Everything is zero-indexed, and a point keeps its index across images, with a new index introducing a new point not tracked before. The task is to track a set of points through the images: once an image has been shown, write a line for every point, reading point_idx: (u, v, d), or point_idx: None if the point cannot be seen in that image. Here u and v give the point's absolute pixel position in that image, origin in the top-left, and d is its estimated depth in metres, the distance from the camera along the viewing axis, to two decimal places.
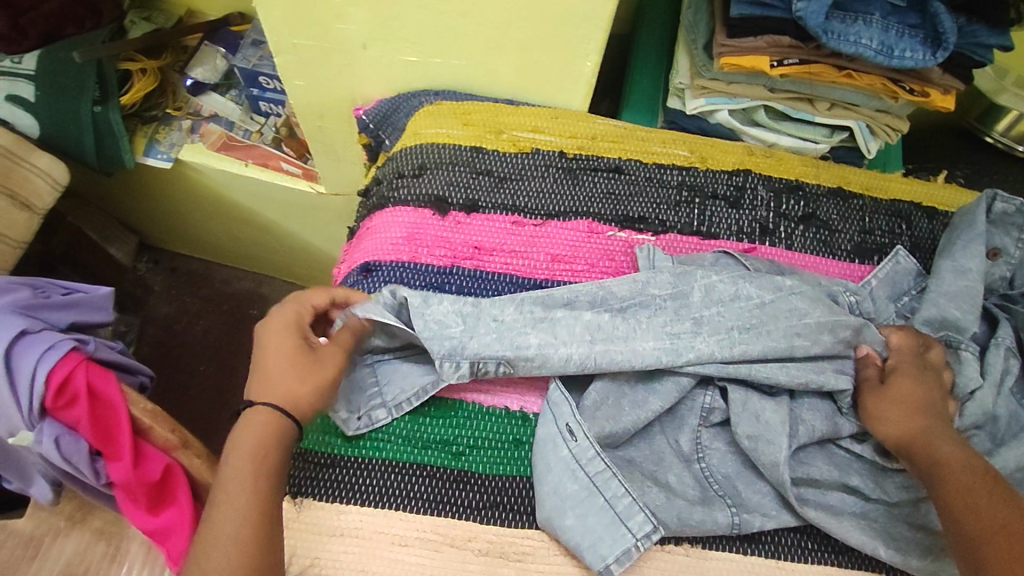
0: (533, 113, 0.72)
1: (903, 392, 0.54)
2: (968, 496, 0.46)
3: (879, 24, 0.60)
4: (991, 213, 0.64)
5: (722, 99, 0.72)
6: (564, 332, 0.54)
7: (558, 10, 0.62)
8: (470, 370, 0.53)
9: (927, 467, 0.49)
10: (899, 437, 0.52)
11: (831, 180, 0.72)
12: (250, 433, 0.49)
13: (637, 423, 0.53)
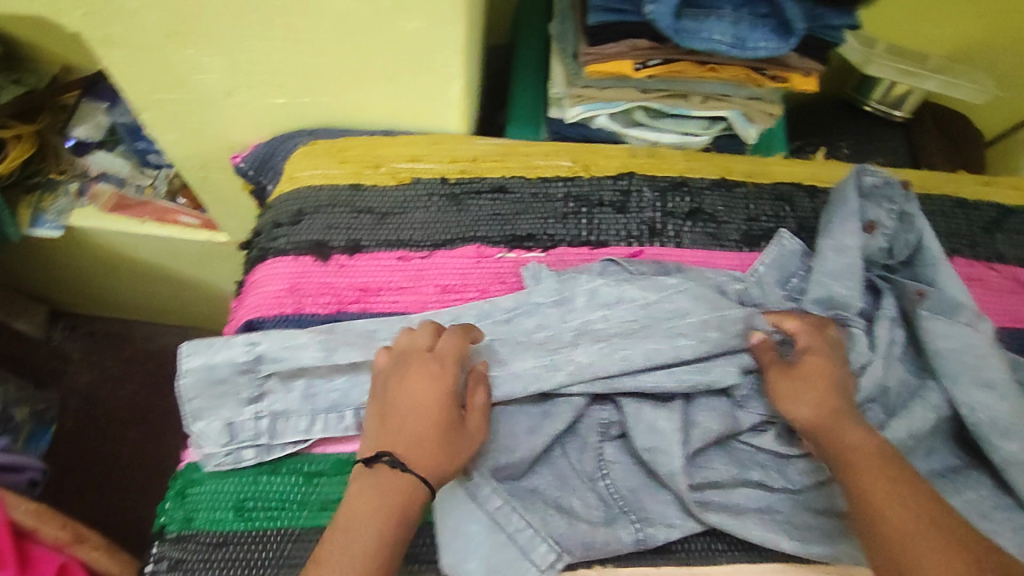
0: (411, 141, 0.71)
1: (805, 375, 0.53)
2: (858, 476, 0.48)
3: (729, 18, 0.59)
4: (866, 186, 0.65)
5: (599, 104, 0.72)
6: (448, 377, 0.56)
7: (412, 39, 0.60)
8: (354, 420, 0.55)
9: (825, 447, 0.50)
10: (808, 420, 0.52)
11: (713, 173, 0.73)
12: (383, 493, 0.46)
13: (535, 450, 0.53)
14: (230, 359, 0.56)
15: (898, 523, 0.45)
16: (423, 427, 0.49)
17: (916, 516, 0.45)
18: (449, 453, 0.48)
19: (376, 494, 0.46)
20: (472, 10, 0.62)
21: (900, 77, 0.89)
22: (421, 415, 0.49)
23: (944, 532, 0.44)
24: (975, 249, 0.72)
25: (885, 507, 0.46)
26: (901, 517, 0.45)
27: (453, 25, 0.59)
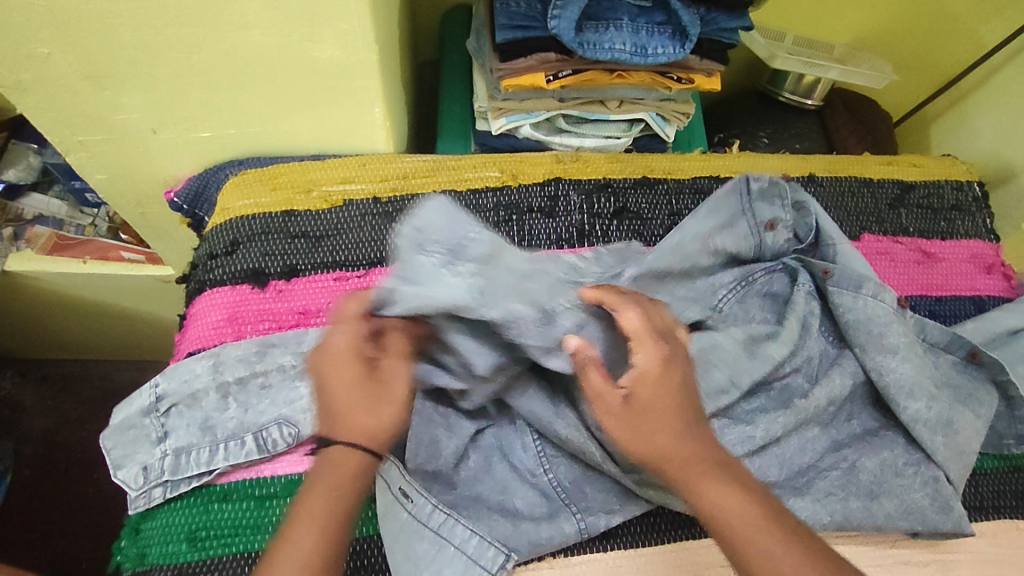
0: (340, 163, 0.72)
1: (643, 403, 0.47)
2: (714, 502, 0.46)
3: (629, 28, 0.63)
4: (751, 190, 0.65)
5: (520, 114, 0.75)
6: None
7: (328, 67, 0.62)
8: (257, 443, 0.56)
9: (678, 476, 0.46)
10: (650, 453, 0.46)
11: (637, 172, 0.76)
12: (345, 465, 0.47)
13: (459, 449, 0.55)
14: (136, 404, 0.57)
15: (767, 556, 0.44)
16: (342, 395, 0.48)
17: (774, 541, 0.45)
18: (361, 409, 0.47)
19: (331, 476, 0.46)
20: (385, 35, 0.64)
21: (803, 67, 0.92)
22: (338, 389, 0.48)
23: (809, 541, 0.46)
24: (882, 224, 0.77)
25: (750, 541, 0.45)
26: (766, 548, 0.45)
27: (366, 51, 0.61)
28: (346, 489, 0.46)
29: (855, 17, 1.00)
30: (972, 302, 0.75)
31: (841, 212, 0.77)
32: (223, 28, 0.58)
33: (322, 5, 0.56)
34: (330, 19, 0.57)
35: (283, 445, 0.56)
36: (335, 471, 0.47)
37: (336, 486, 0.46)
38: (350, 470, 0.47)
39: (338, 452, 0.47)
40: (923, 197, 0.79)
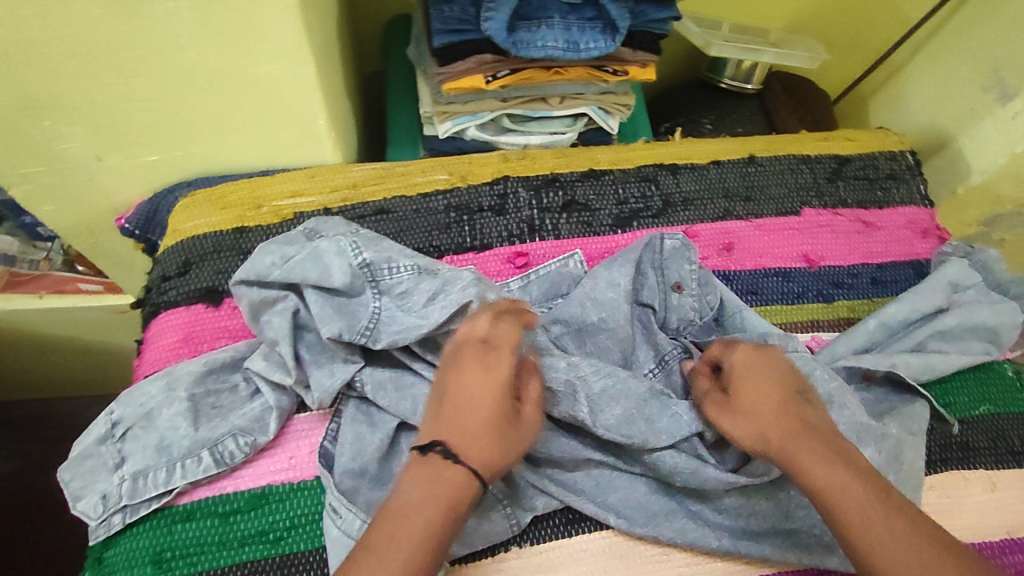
0: (289, 177, 0.73)
1: (744, 394, 0.56)
2: (813, 479, 0.51)
3: (560, 25, 0.64)
4: (663, 249, 0.69)
5: (465, 117, 0.76)
6: (324, 373, 0.59)
7: (267, 82, 0.63)
8: (214, 458, 0.56)
9: (780, 458, 0.53)
10: (749, 431, 0.54)
11: (582, 165, 0.78)
12: (444, 488, 0.48)
13: (383, 442, 0.58)
14: (91, 434, 0.56)
15: (885, 531, 0.47)
16: (468, 426, 0.51)
17: (894, 521, 0.47)
18: (497, 448, 0.51)
19: (435, 488, 0.48)
20: (322, 47, 0.64)
21: (745, 57, 0.93)
22: (485, 413, 0.51)
23: (933, 539, 0.46)
24: (822, 198, 0.80)
25: (867, 521, 0.48)
26: (880, 526, 0.47)
27: (303, 64, 0.62)
28: (440, 493, 0.47)
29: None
30: (910, 268, 0.78)
31: (783, 188, 0.80)
32: (157, 50, 0.58)
33: (253, 19, 0.57)
34: (263, 35, 0.58)
35: (239, 455, 0.57)
36: (444, 490, 0.48)
37: (445, 504, 0.47)
38: (460, 493, 0.48)
39: (452, 470, 0.49)
40: (859, 169, 0.82)
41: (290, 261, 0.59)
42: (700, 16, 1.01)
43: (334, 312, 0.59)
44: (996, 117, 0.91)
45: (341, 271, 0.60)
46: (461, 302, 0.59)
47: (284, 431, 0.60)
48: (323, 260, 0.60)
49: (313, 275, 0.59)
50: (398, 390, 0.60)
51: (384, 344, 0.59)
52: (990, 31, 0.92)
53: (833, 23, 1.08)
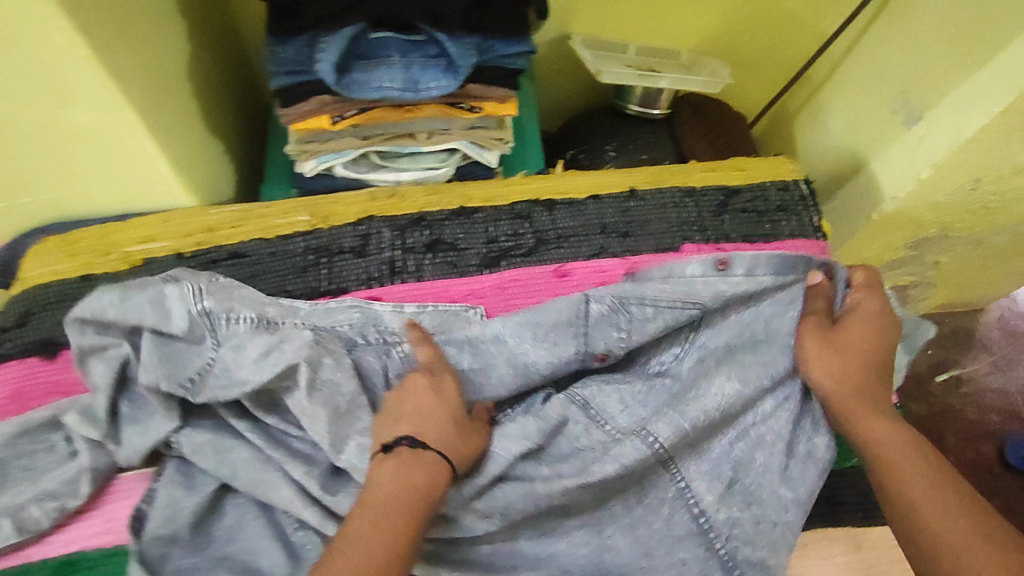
0: (145, 221, 0.70)
1: (841, 334, 0.61)
2: (868, 431, 0.57)
3: (399, 65, 0.61)
4: None
5: (328, 156, 0.73)
6: (137, 428, 0.59)
7: (87, 129, 0.58)
8: (15, 526, 0.55)
9: (838, 409, 0.59)
10: (826, 380, 0.59)
11: (454, 202, 0.75)
12: (416, 468, 0.51)
13: (197, 506, 0.60)
14: None
15: (911, 478, 0.53)
16: (441, 412, 0.56)
17: (920, 475, 0.53)
18: (463, 440, 0.56)
19: (406, 474, 0.51)
20: (153, 93, 0.61)
21: (639, 81, 0.91)
22: (435, 412, 0.56)
23: (951, 486, 0.52)
24: (704, 232, 0.77)
25: (898, 467, 0.54)
26: (916, 478, 0.53)
27: (124, 115, 0.58)
28: (407, 477, 0.51)
29: (700, 17, 0.98)
30: None
31: (665, 223, 0.77)
32: None
33: (55, 75, 0.53)
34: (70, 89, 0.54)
35: (48, 519, 0.57)
36: (417, 472, 0.51)
37: (413, 492, 0.50)
38: (423, 485, 0.51)
39: (407, 465, 0.51)
40: (748, 201, 0.79)
41: (130, 300, 0.57)
42: (606, 37, 0.97)
43: (158, 361, 0.58)
44: (903, 142, 0.87)
45: (178, 317, 0.58)
46: (290, 361, 0.57)
47: (104, 491, 0.60)
48: (163, 303, 0.58)
49: (146, 321, 0.57)
50: (219, 452, 0.59)
51: (205, 399, 0.58)
52: (898, 50, 0.88)
53: (750, 40, 1.04)
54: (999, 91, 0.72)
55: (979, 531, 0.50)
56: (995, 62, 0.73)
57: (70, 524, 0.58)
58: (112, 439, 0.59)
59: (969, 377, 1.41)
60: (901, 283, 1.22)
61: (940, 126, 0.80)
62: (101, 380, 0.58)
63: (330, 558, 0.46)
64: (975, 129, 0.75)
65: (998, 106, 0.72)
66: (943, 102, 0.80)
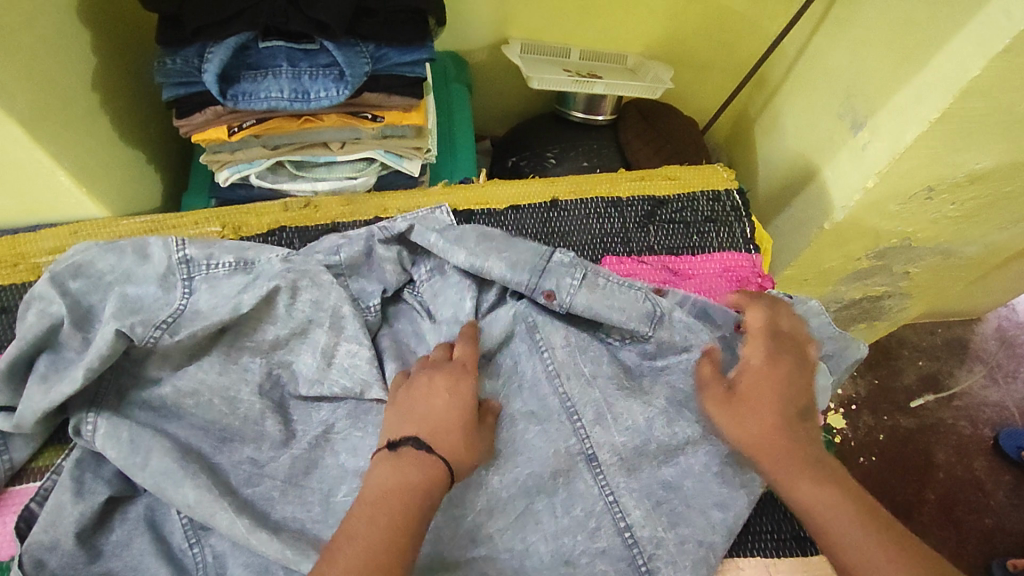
0: (53, 231, 0.70)
1: (749, 395, 0.58)
2: (796, 492, 0.53)
3: (287, 74, 0.62)
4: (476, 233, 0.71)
5: (242, 164, 0.71)
6: (40, 389, 0.56)
7: None
8: None
9: (771, 473, 0.55)
10: (747, 441, 0.56)
11: (369, 212, 0.74)
12: (416, 471, 0.50)
13: (84, 516, 0.54)
14: None
15: (842, 532, 0.51)
16: (449, 422, 0.54)
17: (855, 526, 0.50)
18: (466, 445, 0.55)
19: (399, 473, 0.50)
20: (43, 106, 0.59)
21: (576, 87, 0.89)
22: (438, 414, 0.54)
23: (883, 528, 0.50)
24: (627, 244, 0.75)
25: (832, 524, 0.51)
26: (847, 532, 0.50)
27: (6, 126, 0.56)
28: (409, 492, 0.49)
29: (643, 21, 0.96)
30: None
31: (586, 234, 0.75)
32: None
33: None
34: None
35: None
36: (417, 472, 0.50)
37: (405, 491, 0.49)
38: (430, 473, 0.51)
39: (410, 456, 0.51)
40: (675, 211, 0.77)
41: (114, 243, 0.61)
42: (546, 44, 0.96)
43: (128, 311, 0.57)
44: (849, 149, 0.82)
45: (159, 258, 0.60)
46: (269, 288, 0.59)
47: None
48: (146, 251, 0.61)
49: (125, 266, 0.60)
50: (130, 442, 0.55)
51: (183, 337, 0.57)
52: (845, 53, 0.84)
53: (702, 42, 1.01)
54: (935, 98, 0.67)
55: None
56: (930, 66, 0.68)
57: None
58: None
59: (962, 391, 1.33)
60: (875, 293, 1.07)
61: (881, 134, 0.75)
62: (31, 335, 0.57)
63: (336, 547, 0.45)
64: (913, 137, 0.70)
65: (934, 113, 0.68)
66: (884, 108, 0.75)
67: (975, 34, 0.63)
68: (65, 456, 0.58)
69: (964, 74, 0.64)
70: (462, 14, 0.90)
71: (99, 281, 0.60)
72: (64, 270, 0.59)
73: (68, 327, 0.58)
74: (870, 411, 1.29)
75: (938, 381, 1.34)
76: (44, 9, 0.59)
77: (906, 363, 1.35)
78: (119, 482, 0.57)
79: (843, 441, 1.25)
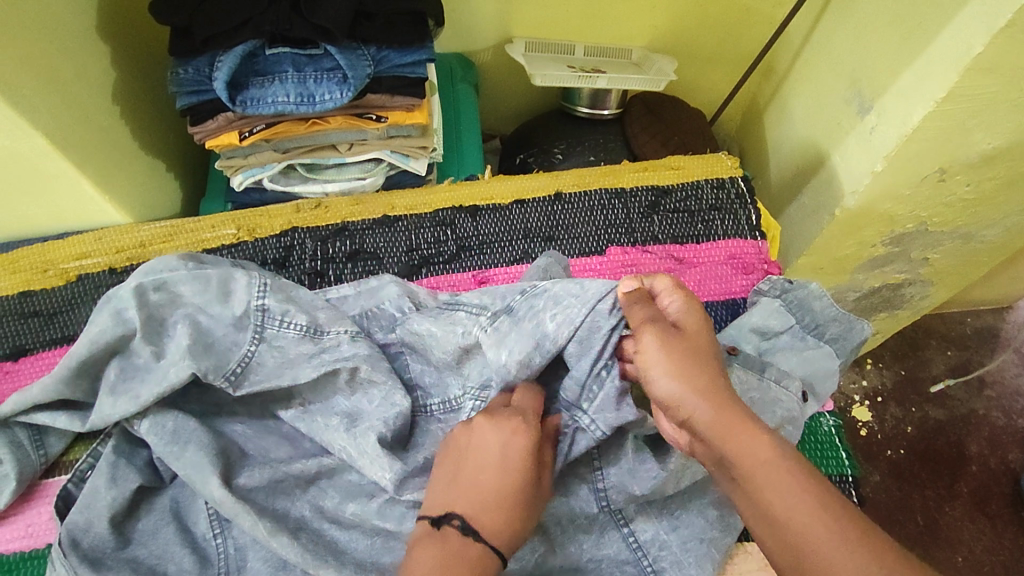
0: (78, 239, 0.72)
1: (669, 358, 0.49)
2: (741, 451, 0.46)
3: (294, 79, 0.64)
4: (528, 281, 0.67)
5: (254, 169, 0.74)
6: (110, 399, 0.56)
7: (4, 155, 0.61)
8: None
9: (709, 429, 0.47)
10: (675, 388, 0.48)
11: (377, 211, 0.76)
12: (463, 562, 0.45)
13: (116, 501, 0.55)
14: None
15: (786, 485, 0.44)
16: (500, 488, 0.48)
17: (796, 490, 0.44)
18: (523, 514, 0.48)
19: (443, 565, 0.45)
20: (66, 120, 0.63)
21: (579, 83, 0.90)
22: (502, 469, 0.49)
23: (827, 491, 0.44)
24: (631, 235, 0.75)
25: (773, 487, 0.44)
26: (787, 499, 0.44)
27: (31, 137, 0.60)
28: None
29: (645, 15, 0.97)
30: (725, 307, 0.73)
31: (590, 226, 0.76)
32: None
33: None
34: None
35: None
36: (459, 567, 0.45)
37: None
38: (478, 565, 0.46)
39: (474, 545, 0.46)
40: (679, 201, 0.77)
41: (201, 271, 0.59)
42: (549, 42, 0.97)
43: (202, 351, 0.56)
44: (857, 133, 0.81)
45: (239, 300, 0.59)
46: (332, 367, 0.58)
47: (30, 495, 0.60)
48: (229, 291, 0.59)
49: (205, 298, 0.58)
50: (172, 431, 0.57)
51: (247, 392, 0.57)
52: (851, 37, 0.83)
53: (706, 33, 1.01)
54: (940, 77, 0.66)
55: (863, 555, 0.41)
56: (935, 44, 0.67)
57: None
58: (35, 441, 0.59)
59: (994, 380, 1.30)
60: (894, 282, 1.03)
61: (891, 115, 0.74)
62: (102, 340, 0.56)
63: None
64: (920, 118, 0.69)
65: (940, 92, 0.66)
66: (892, 89, 0.74)
67: (979, 11, 0.62)
68: (103, 441, 0.59)
69: (967, 51, 0.63)
70: (465, 15, 0.92)
71: (177, 300, 0.58)
72: (148, 282, 0.57)
73: (138, 338, 0.57)
74: (898, 402, 1.27)
75: (968, 370, 1.31)
76: (64, 26, 0.62)
77: (933, 353, 1.32)
78: (148, 472, 0.58)
79: (870, 434, 1.23)
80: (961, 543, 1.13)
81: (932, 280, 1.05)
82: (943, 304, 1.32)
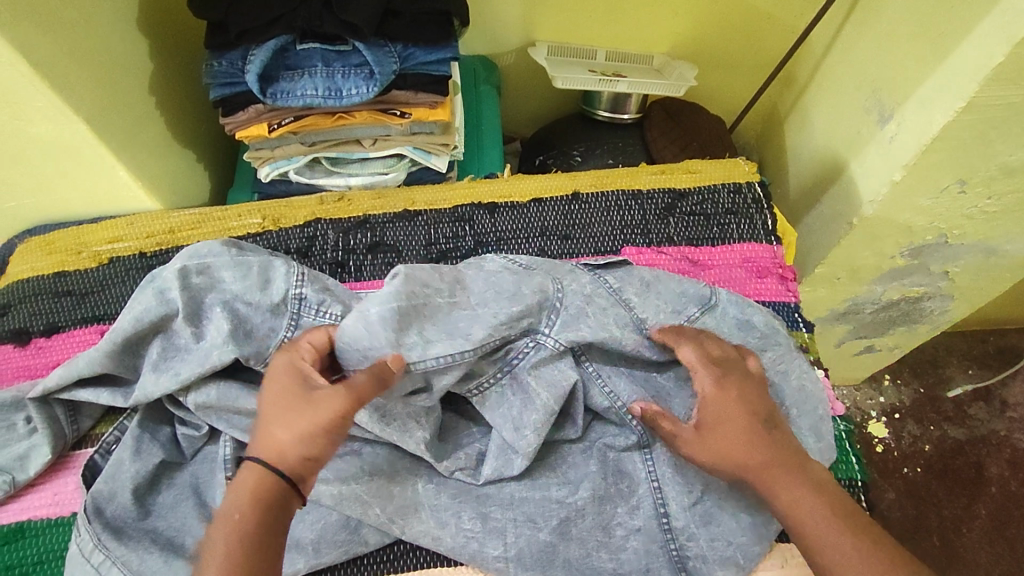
0: (112, 223, 0.75)
1: (714, 413, 0.54)
2: (778, 497, 0.51)
3: (323, 73, 0.67)
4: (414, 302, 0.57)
5: (282, 161, 0.77)
6: (153, 376, 0.58)
7: (46, 139, 0.64)
8: None
9: (754, 480, 0.52)
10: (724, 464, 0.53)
11: (398, 205, 0.78)
12: (244, 486, 0.47)
13: (140, 474, 0.58)
14: None
15: (829, 543, 0.49)
16: (279, 412, 0.50)
17: (833, 530, 0.49)
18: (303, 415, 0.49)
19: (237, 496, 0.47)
20: (105, 107, 0.65)
21: (600, 86, 0.91)
22: (281, 395, 0.50)
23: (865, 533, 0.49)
24: (647, 235, 0.76)
25: (817, 536, 0.49)
26: (830, 547, 0.48)
27: (73, 123, 0.63)
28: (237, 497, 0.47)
29: (668, 22, 0.98)
30: None
31: (607, 226, 0.77)
32: None
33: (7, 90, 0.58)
34: (19, 100, 0.59)
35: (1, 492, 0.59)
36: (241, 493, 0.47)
37: (246, 496, 0.47)
38: (256, 487, 0.47)
39: (249, 471, 0.48)
40: (696, 204, 0.78)
41: (243, 259, 0.62)
42: (572, 45, 0.99)
43: (242, 336, 0.58)
44: (877, 142, 0.80)
45: (276, 288, 0.61)
46: None
47: (59, 465, 0.62)
48: (268, 278, 0.61)
49: (245, 283, 0.60)
50: (217, 393, 0.58)
51: None
52: (872, 47, 0.84)
53: (727, 41, 1.02)
54: (960, 86, 0.66)
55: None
56: (954, 54, 0.67)
57: (25, 499, 0.60)
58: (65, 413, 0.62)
59: (1015, 402, 1.27)
60: (912, 295, 1.01)
61: (910, 125, 0.74)
62: (146, 317, 0.58)
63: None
64: (938, 127, 0.69)
65: (960, 102, 0.66)
66: (911, 98, 0.74)
67: (998, 21, 0.62)
68: (130, 415, 0.61)
69: (988, 60, 0.62)
70: (492, 18, 0.95)
71: (217, 283, 0.60)
72: (192, 265, 0.60)
73: (181, 319, 0.59)
74: (916, 420, 1.25)
75: (991, 390, 1.28)
76: (108, 19, 0.66)
77: (954, 371, 1.30)
78: (171, 447, 0.60)
79: (886, 451, 1.22)
80: (978, 568, 1.10)
81: (953, 295, 1.01)
82: (966, 320, 1.30)
